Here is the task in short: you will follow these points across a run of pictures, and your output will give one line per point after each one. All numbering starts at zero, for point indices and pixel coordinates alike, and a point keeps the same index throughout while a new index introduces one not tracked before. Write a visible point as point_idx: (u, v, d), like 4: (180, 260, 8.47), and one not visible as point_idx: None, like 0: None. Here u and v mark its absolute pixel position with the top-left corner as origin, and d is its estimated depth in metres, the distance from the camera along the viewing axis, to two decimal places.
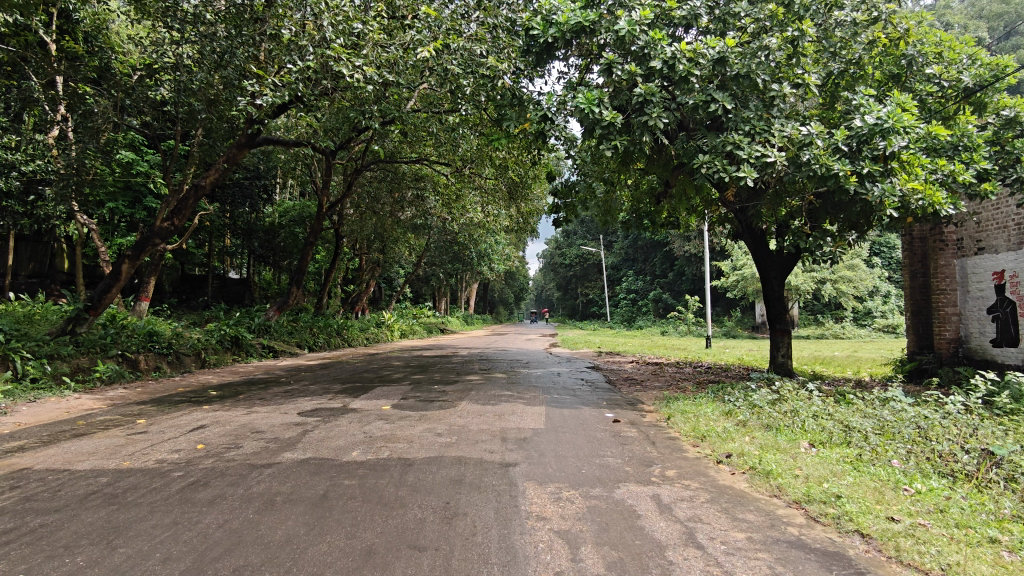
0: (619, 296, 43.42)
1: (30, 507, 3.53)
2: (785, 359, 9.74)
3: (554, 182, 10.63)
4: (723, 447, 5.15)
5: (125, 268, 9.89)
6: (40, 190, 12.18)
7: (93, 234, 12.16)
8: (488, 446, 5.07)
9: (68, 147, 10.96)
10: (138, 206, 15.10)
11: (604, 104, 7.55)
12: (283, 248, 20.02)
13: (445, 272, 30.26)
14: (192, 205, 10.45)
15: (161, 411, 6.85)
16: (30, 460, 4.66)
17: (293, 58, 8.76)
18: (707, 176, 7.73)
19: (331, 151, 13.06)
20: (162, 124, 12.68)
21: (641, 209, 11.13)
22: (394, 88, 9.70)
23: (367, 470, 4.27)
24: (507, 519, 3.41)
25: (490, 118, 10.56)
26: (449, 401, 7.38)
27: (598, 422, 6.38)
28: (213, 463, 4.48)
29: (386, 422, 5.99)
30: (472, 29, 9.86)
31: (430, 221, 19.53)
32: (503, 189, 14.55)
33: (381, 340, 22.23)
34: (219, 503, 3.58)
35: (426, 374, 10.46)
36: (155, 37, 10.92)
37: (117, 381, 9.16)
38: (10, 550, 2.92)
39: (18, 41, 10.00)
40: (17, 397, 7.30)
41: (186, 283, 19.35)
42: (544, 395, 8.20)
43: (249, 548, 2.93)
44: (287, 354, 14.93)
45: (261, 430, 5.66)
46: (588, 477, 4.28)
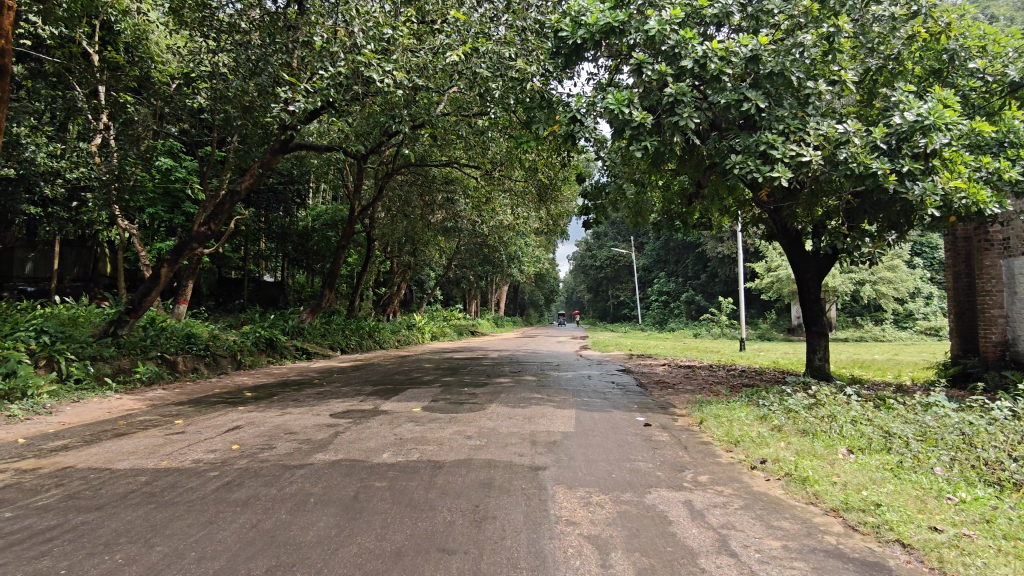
0: (651, 298, 43.05)
1: (72, 505, 3.63)
2: (821, 362, 9.50)
3: (585, 184, 10.56)
4: (757, 452, 5.05)
5: (164, 272, 10.17)
6: (82, 197, 12.64)
7: (134, 239, 12.50)
8: (518, 449, 5.06)
9: (110, 154, 11.46)
10: (177, 212, 15.36)
11: (634, 105, 7.50)
12: (316, 252, 20.31)
13: (476, 274, 30.51)
14: (227, 210, 10.63)
15: (198, 412, 7.02)
16: (74, 459, 4.80)
17: (325, 65, 8.88)
18: (740, 177, 7.57)
19: (362, 155, 13.20)
20: (199, 131, 12.95)
21: (673, 210, 11.02)
22: (423, 92, 9.73)
23: (397, 472, 4.30)
24: (537, 523, 3.38)
25: (519, 120, 10.58)
26: (479, 403, 7.41)
27: (628, 426, 6.32)
28: (247, 463, 4.56)
29: (416, 424, 6.04)
30: (501, 32, 9.87)
31: (460, 224, 19.60)
32: (533, 191, 14.54)
33: (412, 342, 22.40)
34: (253, 503, 3.63)
35: (456, 377, 10.48)
36: (193, 46, 11.13)
37: (156, 382, 9.42)
38: (53, 547, 3.00)
39: (65, 52, 10.13)
40: (62, 398, 7.53)
41: (222, 287, 19.78)
42: (575, 398, 8.16)
43: (280, 549, 2.97)
44: (320, 356, 15.15)
45: (294, 431, 5.75)
46: (619, 481, 4.24)
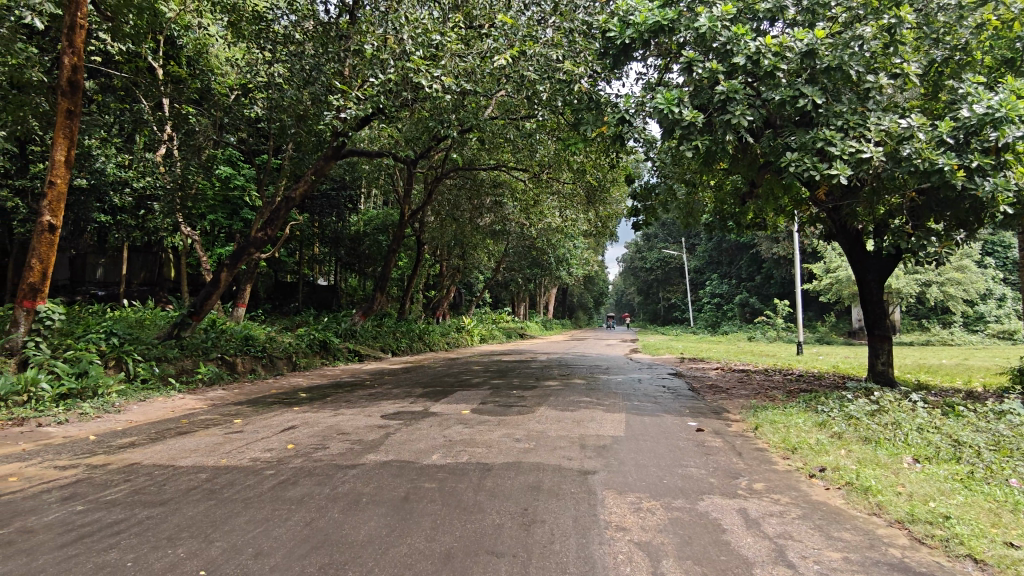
0: (703, 300, 42.18)
1: (139, 500, 3.79)
2: (885, 367, 9.11)
3: (633, 185, 10.44)
4: (816, 460, 4.88)
5: (223, 276, 10.51)
6: (149, 205, 13.24)
7: (196, 244, 12.96)
8: (566, 453, 5.03)
9: (173, 163, 12.03)
10: (236, 218, 15.75)
11: (684, 104, 7.38)
12: (367, 256, 20.68)
13: (524, 276, 30.63)
14: (283, 216, 10.92)
15: (256, 412, 7.22)
16: (140, 455, 5.02)
17: (376, 71, 9.08)
18: (796, 176, 7.33)
19: (412, 160, 13.38)
20: (256, 140, 13.37)
21: (726, 211, 10.78)
22: (472, 96, 9.81)
23: (447, 474, 4.33)
24: (586, 528, 3.35)
25: (568, 121, 10.53)
26: (528, 406, 7.40)
27: (680, 431, 6.20)
28: (301, 462, 4.67)
29: (465, 427, 6.07)
30: (548, 35, 9.88)
31: (509, 227, 19.63)
32: (581, 193, 14.54)
33: (461, 345, 22.60)
34: (307, 502, 3.72)
35: (505, 379, 10.50)
36: (250, 58, 11.48)
37: (217, 382, 9.78)
38: (120, 540, 3.14)
39: (131, 67, 10.54)
40: (130, 397, 7.86)
41: (278, 290, 20.41)
42: (624, 402, 8.06)
43: (333, 548, 3.02)
44: (372, 358, 15.42)
45: (347, 432, 5.86)
46: (670, 488, 4.16)
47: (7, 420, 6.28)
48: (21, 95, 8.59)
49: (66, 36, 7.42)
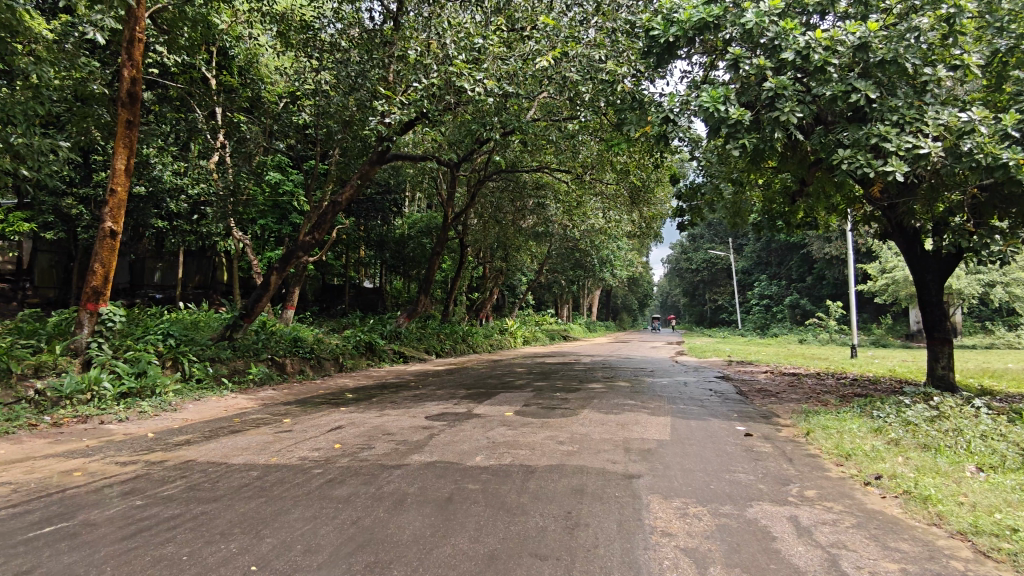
0: (751, 302, 41.19)
1: (194, 496, 3.92)
2: (945, 371, 8.74)
3: (678, 185, 10.28)
4: (872, 468, 4.70)
5: (273, 279, 10.77)
6: (202, 211, 13.69)
7: (247, 249, 13.34)
8: (611, 456, 4.98)
9: (226, 170, 12.46)
10: (285, 222, 16.18)
11: (731, 102, 7.24)
12: (411, 259, 20.93)
13: (567, 278, 30.54)
14: (330, 220, 11.15)
15: (304, 412, 7.38)
16: (195, 453, 5.19)
17: (419, 76, 9.23)
18: (849, 173, 7.09)
19: (455, 163, 13.47)
20: (304, 146, 13.68)
21: (774, 210, 10.52)
22: (514, 99, 9.85)
23: (490, 476, 4.34)
24: (631, 533, 3.31)
25: (610, 122, 10.45)
26: (572, 409, 7.35)
27: (728, 436, 6.07)
28: (347, 461, 4.75)
29: (509, 428, 6.08)
30: (591, 35, 9.86)
31: (552, 229, 19.58)
32: (625, 194, 14.47)
33: (504, 347, 22.64)
34: (353, 501, 3.78)
35: (548, 381, 10.50)
36: (298, 66, 11.80)
37: (267, 382, 10.05)
38: (176, 534, 3.25)
39: (186, 78, 10.97)
40: (185, 397, 8.13)
41: (325, 293, 20.89)
42: (669, 405, 7.93)
43: (379, 546, 3.06)
44: (416, 360, 15.61)
45: (392, 432, 5.94)
46: (717, 493, 4.08)
47: (72, 417, 6.59)
48: (86, 106, 9.08)
49: (125, 50, 7.76)
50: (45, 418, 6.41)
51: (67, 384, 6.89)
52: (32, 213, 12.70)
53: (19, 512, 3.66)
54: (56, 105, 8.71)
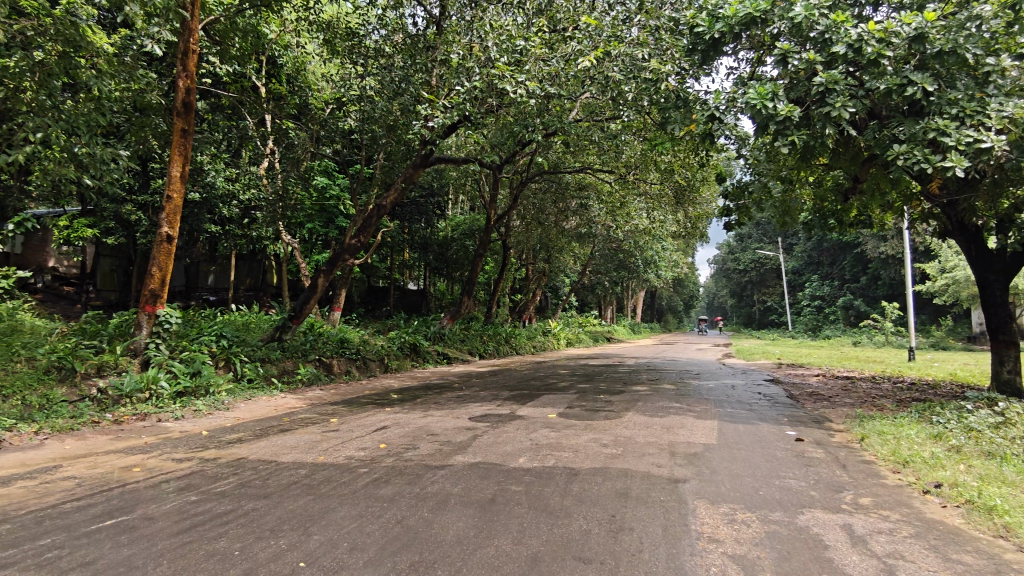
0: (801, 303, 40.04)
1: (246, 492, 4.03)
2: (1011, 375, 8.34)
3: (725, 184, 10.08)
4: (931, 476, 4.52)
5: (320, 282, 10.99)
6: (253, 215, 14.09)
7: (296, 252, 13.66)
8: (656, 459, 4.92)
9: (275, 175, 12.81)
10: (332, 226, 16.49)
11: (780, 97, 7.04)
12: (454, 261, 21.08)
13: (610, 279, 30.29)
14: (374, 223, 11.33)
15: (350, 412, 7.51)
16: (247, 451, 5.34)
17: (462, 80, 9.26)
18: (905, 169, 6.83)
19: (497, 165, 13.50)
20: (350, 150, 13.92)
21: (826, 209, 10.22)
22: (556, 100, 9.81)
23: (533, 477, 4.33)
24: (676, 538, 3.26)
25: (654, 121, 10.34)
26: (616, 411, 7.28)
27: (777, 440, 5.91)
28: (392, 461, 4.81)
29: (552, 430, 6.07)
30: (634, 34, 9.75)
31: (595, 230, 19.43)
32: (669, 193, 14.29)
33: (547, 349, 22.59)
34: (398, 500, 3.83)
35: (591, 383, 10.42)
36: (344, 73, 12.04)
37: (315, 382, 10.27)
38: (229, 529, 3.34)
39: (238, 87, 11.32)
40: (237, 396, 8.37)
41: (371, 295, 21.27)
42: (716, 408, 7.78)
43: (423, 546, 3.09)
44: (460, 361, 15.71)
45: (436, 433, 5.99)
46: (767, 500, 3.97)
47: (132, 415, 6.86)
48: (144, 116, 9.46)
49: (180, 61, 8.04)
50: (107, 415, 6.70)
51: (127, 383, 7.18)
52: (95, 219, 13.29)
53: (83, 506, 3.83)
54: (117, 115, 9.11)
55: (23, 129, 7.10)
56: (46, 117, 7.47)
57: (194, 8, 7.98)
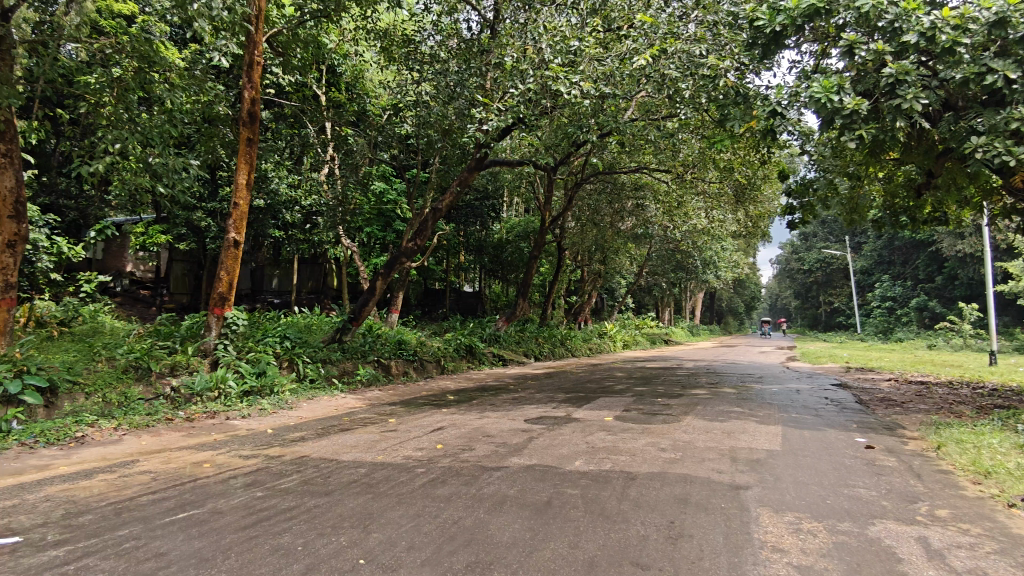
0: (870, 304, 38.31)
1: (308, 490, 4.15)
2: None
3: (788, 182, 9.74)
4: (1016, 488, 4.24)
5: (379, 284, 11.21)
6: (314, 220, 14.52)
7: (355, 256, 13.93)
8: (716, 465, 4.79)
9: (335, 181, 13.17)
10: (389, 230, 16.83)
11: (846, 91, 6.78)
12: (509, 263, 21.13)
13: (668, 281, 29.74)
14: (431, 226, 11.48)
15: (408, 413, 7.62)
16: (310, 449, 5.50)
17: (516, 83, 9.31)
18: (985, 163, 6.46)
19: (552, 167, 13.53)
20: (406, 155, 14.18)
21: (897, 206, 9.76)
22: (611, 100, 9.69)
23: (590, 481, 4.29)
24: (738, 547, 3.16)
25: (712, 119, 10.10)
26: (674, 415, 7.14)
27: (846, 448, 5.67)
28: (448, 462, 4.86)
29: (608, 433, 6.00)
30: (691, 30, 9.54)
31: (652, 230, 19.15)
32: (728, 191, 14.10)
33: (603, 350, 22.38)
34: (454, 500, 3.86)
35: (649, 386, 10.24)
36: (400, 79, 12.28)
37: (374, 383, 10.51)
38: (292, 525, 3.45)
39: (300, 96, 11.76)
40: (300, 395, 8.64)
41: (427, 298, 21.62)
42: (780, 413, 7.54)
43: (479, 547, 3.10)
44: (515, 362, 15.76)
45: (492, 434, 6.02)
46: (835, 509, 3.81)
47: (203, 413, 7.18)
48: (212, 127, 9.92)
49: (246, 73, 8.38)
50: (179, 413, 7.03)
51: (197, 382, 7.51)
52: (168, 225, 13.97)
53: (158, 499, 4.02)
54: (188, 127, 9.57)
55: (103, 141, 7.61)
56: (123, 129, 7.92)
57: (258, 21, 8.30)
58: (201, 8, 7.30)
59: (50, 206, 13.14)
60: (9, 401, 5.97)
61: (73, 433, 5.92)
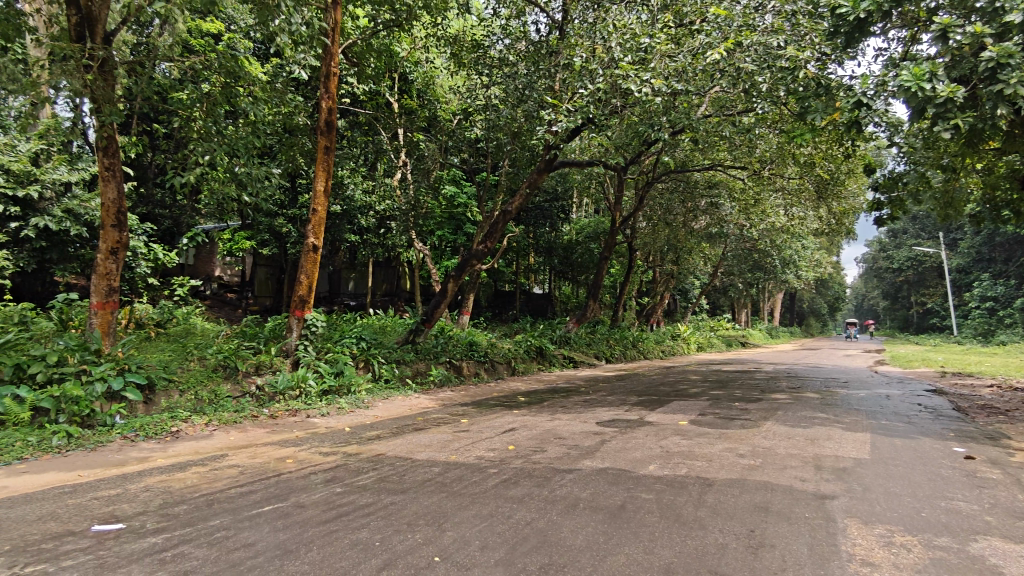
0: (969, 305, 35.74)
1: (385, 487, 4.27)
2: None
3: (875, 176, 9.24)
4: None
5: (451, 287, 11.37)
6: (388, 225, 14.77)
7: (428, 259, 14.11)
8: (798, 473, 4.60)
9: (407, 186, 13.49)
10: (460, 233, 17.07)
11: (939, 77, 6.39)
12: (579, 264, 20.92)
13: (745, 281, 28.77)
14: (501, 228, 11.55)
15: (479, 413, 7.70)
16: (386, 447, 5.65)
17: (585, 83, 9.32)
18: None
19: (622, 166, 13.38)
20: (476, 159, 14.34)
21: (998, 198, 9.09)
22: (683, 96, 9.43)
23: (665, 486, 4.21)
24: (825, 559, 3.02)
25: (792, 112, 9.72)
26: (753, 420, 6.90)
27: (943, 458, 5.31)
28: (520, 463, 4.88)
29: (683, 437, 5.87)
30: (767, 21, 9.21)
31: (727, 230, 18.59)
32: (810, 187, 13.50)
33: (677, 353, 21.85)
34: (527, 502, 3.87)
35: (726, 390, 9.93)
36: (470, 84, 12.46)
37: (446, 383, 10.68)
38: (370, 521, 3.55)
39: (373, 104, 12.10)
40: (375, 395, 8.91)
41: (497, 299, 21.81)
42: (869, 420, 7.15)
43: (552, 549, 3.09)
44: (586, 364, 15.64)
45: (563, 436, 6.00)
46: (931, 523, 3.58)
47: (285, 411, 7.51)
48: (293, 137, 10.35)
49: (323, 84, 8.69)
50: (264, 410, 7.38)
51: (281, 381, 7.88)
52: (253, 232, 14.65)
53: (245, 492, 4.23)
54: (270, 137, 10.04)
55: (194, 154, 8.11)
56: (212, 142, 8.35)
57: (334, 33, 8.60)
58: (282, 23, 7.57)
59: (147, 215, 14.09)
60: (114, 397, 6.42)
61: (169, 428, 6.32)
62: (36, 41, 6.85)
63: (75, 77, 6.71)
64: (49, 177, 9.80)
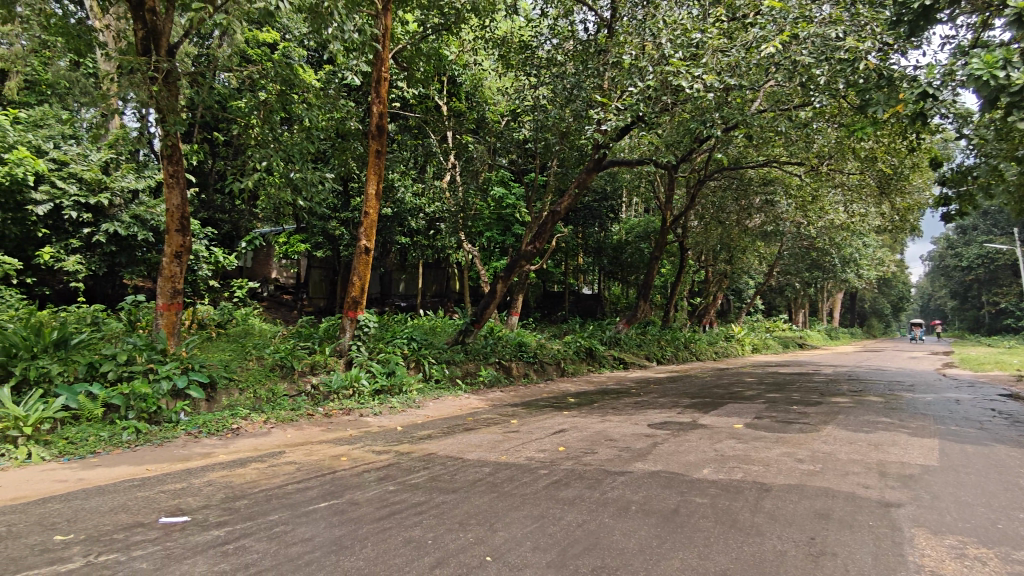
0: None
1: (437, 486, 4.32)
2: None
3: (942, 169, 8.82)
4: None
5: (500, 287, 11.42)
6: (437, 226, 14.91)
7: (477, 261, 14.18)
8: (861, 479, 4.43)
9: (456, 188, 13.62)
10: (509, 233, 17.13)
11: (1014, 64, 6.05)
12: (629, 265, 20.67)
13: (803, 281, 27.89)
14: (549, 229, 11.53)
15: (529, 414, 7.70)
16: (436, 446, 5.72)
17: (635, 80, 9.25)
18: None
19: (673, 165, 13.16)
20: (524, 160, 14.37)
21: None
22: (736, 91, 9.17)
23: (720, 490, 4.12)
24: (891, 569, 2.90)
25: (852, 105, 9.37)
26: (812, 424, 6.68)
27: (1019, 466, 5.03)
28: (571, 465, 4.86)
29: (738, 441, 5.74)
30: (825, 11, 8.90)
31: (783, 228, 18.06)
32: (871, 182, 12.99)
33: (731, 355, 21.34)
34: (578, 504, 3.85)
35: (782, 393, 9.65)
36: (518, 85, 12.49)
37: (495, 384, 10.72)
38: (422, 519, 3.59)
39: (423, 108, 12.26)
40: (425, 394, 9.02)
41: (546, 300, 21.75)
42: (937, 425, 6.83)
43: (604, 552, 3.07)
44: (637, 365, 15.45)
45: (614, 438, 5.95)
46: (1007, 535, 3.40)
47: (339, 409, 7.69)
48: (345, 142, 10.61)
49: (374, 89, 8.85)
50: (319, 409, 7.58)
51: (335, 380, 8.04)
52: (308, 235, 15.06)
53: (302, 488, 4.35)
54: (324, 142, 10.31)
55: (252, 160, 8.41)
56: (269, 148, 8.64)
57: (384, 39, 8.75)
58: (335, 31, 7.75)
59: (209, 220, 14.64)
60: (179, 395, 6.69)
61: (230, 425, 6.55)
62: (107, 56, 7.21)
63: (142, 87, 6.98)
64: (118, 185, 10.39)
